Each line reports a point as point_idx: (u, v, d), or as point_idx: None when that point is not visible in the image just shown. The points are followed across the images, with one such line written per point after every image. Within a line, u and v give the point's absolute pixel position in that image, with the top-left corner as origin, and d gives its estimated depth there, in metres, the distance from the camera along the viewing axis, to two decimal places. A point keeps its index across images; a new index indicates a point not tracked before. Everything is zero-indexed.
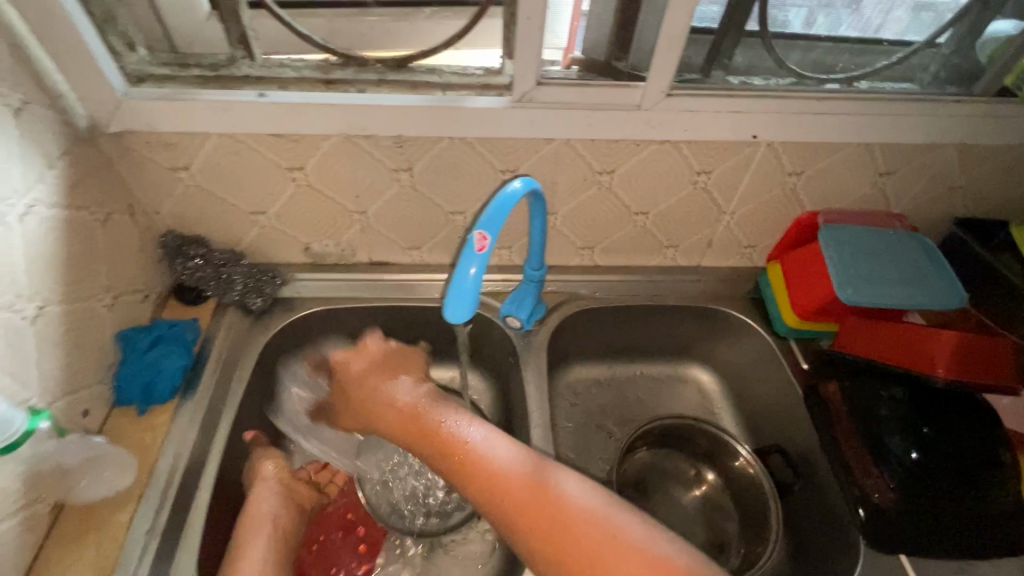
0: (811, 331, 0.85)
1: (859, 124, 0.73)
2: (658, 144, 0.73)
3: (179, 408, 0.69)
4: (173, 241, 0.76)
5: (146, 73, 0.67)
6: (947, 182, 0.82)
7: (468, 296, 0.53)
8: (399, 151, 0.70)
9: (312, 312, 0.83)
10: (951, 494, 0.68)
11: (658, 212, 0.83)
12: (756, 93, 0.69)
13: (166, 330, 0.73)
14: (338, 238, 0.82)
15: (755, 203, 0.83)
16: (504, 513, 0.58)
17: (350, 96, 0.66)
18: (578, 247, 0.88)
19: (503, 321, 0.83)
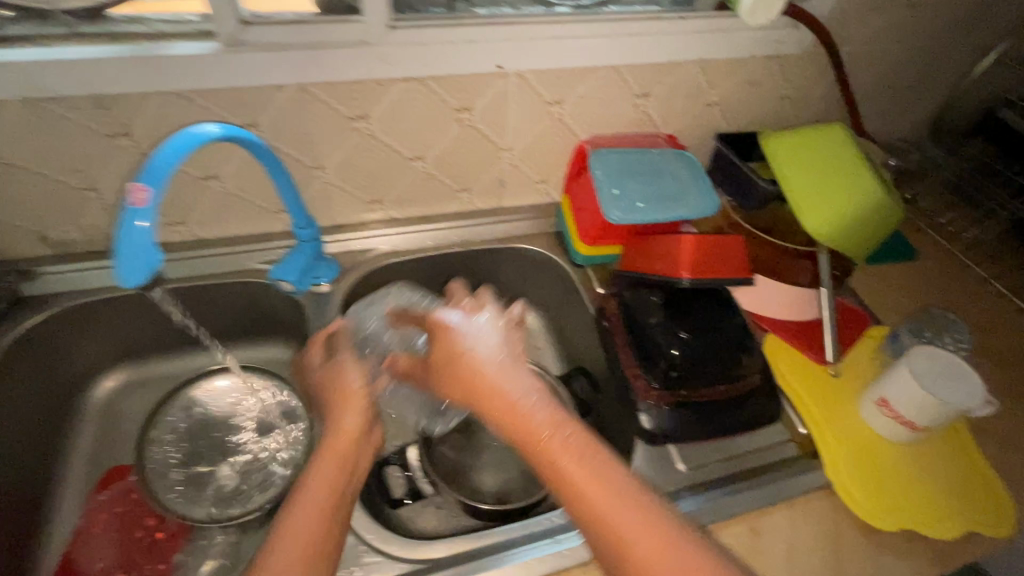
0: (602, 257, 0.89)
1: (599, 48, 0.75)
2: (405, 83, 0.71)
3: None
4: None
5: None
6: (701, 99, 0.87)
7: (145, 252, 0.52)
8: (107, 114, 0.63)
9: (63, 309, 0.74)
10: (709, 379, 0.75)
11: (434, 154, 0.81)
12: (490, 22, 0.70)
13: None
14: (78, 222, 0.73)
15: (529, 136, 0.84)
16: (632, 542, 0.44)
17: (21, 54, 0.58)
18: (366, 201, 0.85)
19: (276, 285, 0.80)
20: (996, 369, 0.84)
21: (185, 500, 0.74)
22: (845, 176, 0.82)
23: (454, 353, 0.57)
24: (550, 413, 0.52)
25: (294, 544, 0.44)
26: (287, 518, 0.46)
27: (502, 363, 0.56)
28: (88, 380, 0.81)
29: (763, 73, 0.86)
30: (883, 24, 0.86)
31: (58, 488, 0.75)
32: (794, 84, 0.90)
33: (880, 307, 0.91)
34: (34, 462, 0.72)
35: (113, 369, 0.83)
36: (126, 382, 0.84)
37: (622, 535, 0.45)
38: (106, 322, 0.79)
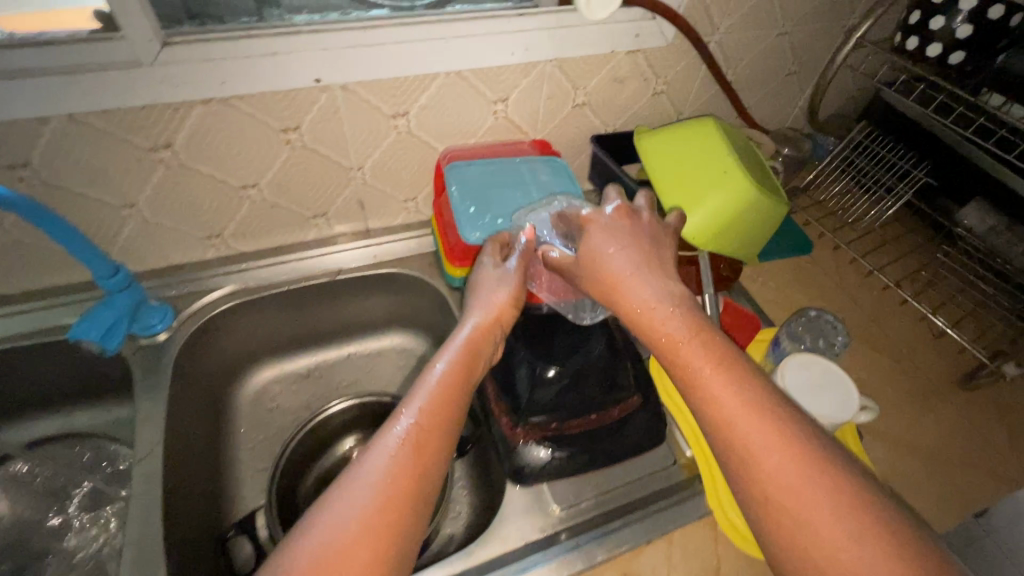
0: None
1: (433, 53, 0.67)
2: (208, 106, 0.62)
3: None
4: None
5: None
6: (567, 101, 0.81)
7: None
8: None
9: None
10: (579, 408, 0.69)
11: (270, 181, 0.73)
12: (299, 31, 0.61)
13: None
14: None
15: (378, 153, 0.76)
16: (776, 473, 0.43)
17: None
18: (203, 237, 0.76)
19: (82, 345, 0.70)
20: (885, 361, 0.82)
21: None
22: (691, 200, 0.76)
23: (597, 252, 0.59)
24: (685, 305, 0.54)
25: (402, 458, 0.48)
26: (385, 441, 0.49)
27: (620, 265, 0.57)
28: None
29: (630, 69, 0.81)
30: (749, 10, 0.81)
31: None
32: (665, 78, 0.85)
33: (770, 306, 0.88)
34: None
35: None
36: None
37: (722, 412, 0.46)
38: None
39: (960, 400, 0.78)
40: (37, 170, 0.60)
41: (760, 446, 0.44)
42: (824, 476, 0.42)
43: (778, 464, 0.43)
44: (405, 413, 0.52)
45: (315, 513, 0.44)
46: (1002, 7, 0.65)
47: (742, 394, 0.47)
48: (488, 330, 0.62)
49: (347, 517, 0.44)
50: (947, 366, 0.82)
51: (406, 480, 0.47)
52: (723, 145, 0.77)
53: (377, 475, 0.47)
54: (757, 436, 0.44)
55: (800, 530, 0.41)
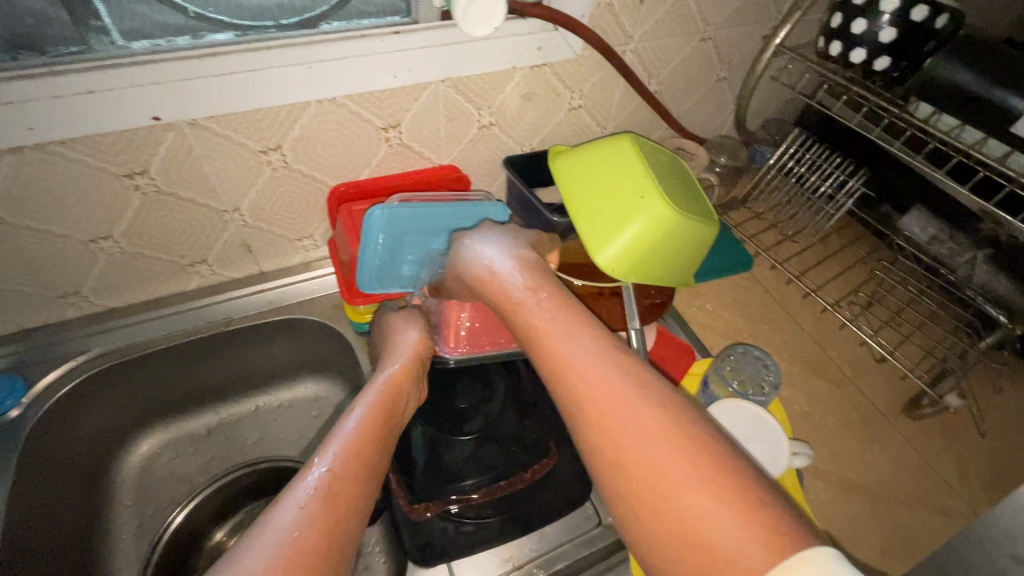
0: None
1: (295, 79, 0.58)
2: (24, 153, 0.53)
3: None
4: None
5: None
6: (470, 123, 0.74)
7: None
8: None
9: None
10: (490, 467, 0.63)
11: (124, 230, 0.64)
12: (120, 63, 0.52)
13: None
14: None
15: (254, 192, 0.67)
16: (660, 456, 0.33)
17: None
18: (55, 295, 0.66)
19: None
20: (825, 389, 0.76)
21: None
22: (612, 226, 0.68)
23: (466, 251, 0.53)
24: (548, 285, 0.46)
25: (314, 510, 0.38)
26: (293, 495, 0.39)
27: (487, 257, 0.51)
28: None
29: (539, 84, 0.73)
30: (665, 13, 0.73)
31: None
32: (580, 92, 0.78)
33: (707, 333, 0.82)
34: None
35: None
36: None
37: (583, 388, 0.37)
38: None
39: (902, 428, 0.73)
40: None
41: (643, 420, 0.35)
42: (711, 449, 0.33)
43: (658, 437, 0.34)
44: (317, 462, 0.43)
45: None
46: (925, 8, 0.60)
47: (610, 357, 0.38)
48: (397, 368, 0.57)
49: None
50: (890, 391, 0.76)
51: (317, 533, 0.37)
52: (640, 167, 0.70)
53: (279, 535, 0.36)
54: (646, 420, 0.35)
55: (694, 525, 0.31)
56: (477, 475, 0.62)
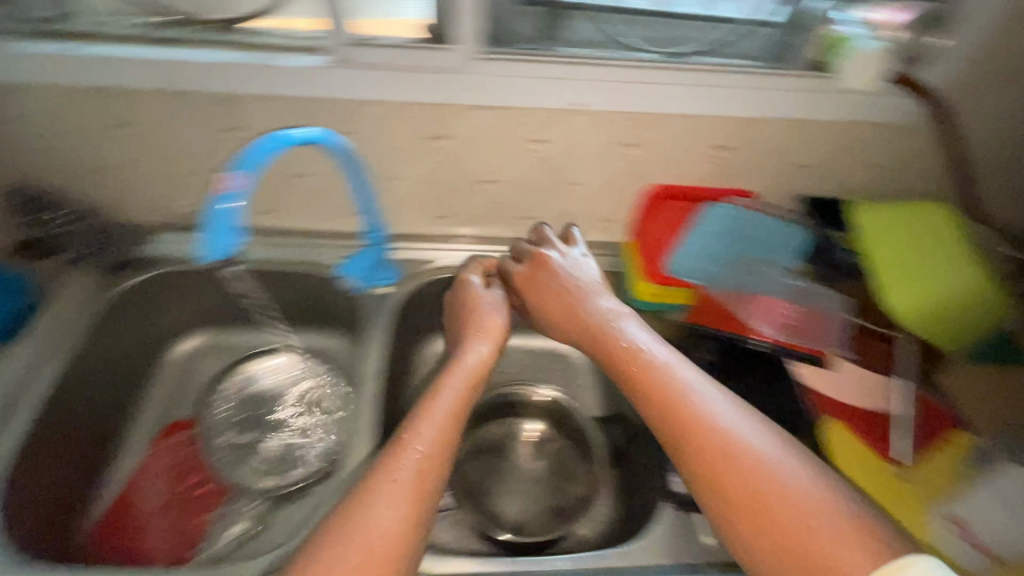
0: (662, 304, 0.82)
1: (689, 96, 0.75)
2: (474, 105, 0.75)
3: (16, 346, 0.74)
4: (33, 204, 0.81)
5: (50, 33, 0.73)
6: (790, 159, 0.84)
7: (223, 225, 0.63)
8: (236, 107, 0.74)
9: (228, 269, 0.85)
10: None
11: (505, 179, 0.84)
12: (578, 61, 0.74)
13: (7, 278, 0.77)
14: (194, 193, 0.84)
15: (602, 175, 0.84)
16: (811, 540, 0.43)
17: (174, 53, 0.72)
18: (432, 216, 0.89)
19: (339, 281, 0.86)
20: None
21: (237, 467, 0.78)
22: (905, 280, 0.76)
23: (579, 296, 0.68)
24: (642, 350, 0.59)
25: (404, 479, 0.52)
26: (393, 464, 0.53)
27: (624, 327, 0.63)
28: (167, 342, 0.89)
29: (867, 140, 0.81)
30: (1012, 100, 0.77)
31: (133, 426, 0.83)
32: (901, 152, 0.83)
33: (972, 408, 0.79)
34: (130, 397, 0.83)
35: (198, 334, 0.91)
36: (203, 343, 0.91)
37: (716, 453, 0.49)
38: (215, 292, 0.88)
39: None
40: (352, 135, 0.78)
41: (817, 503, 0.45)
42: (863, 542, 0.42)
43: (835, 526, 0.44)
44: (410, 432, 0.57)
45: (366, 504, 0.50)
46: None
47: (720, 432, 0.50)
48: (484, 352, 0.68)
49: (378, 516, 0.49)
50: None
51: (411, 493, 0.51)
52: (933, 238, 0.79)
53: (383, 490, 0.51)
54: (781, 497, 0.46)
55: None
56: None
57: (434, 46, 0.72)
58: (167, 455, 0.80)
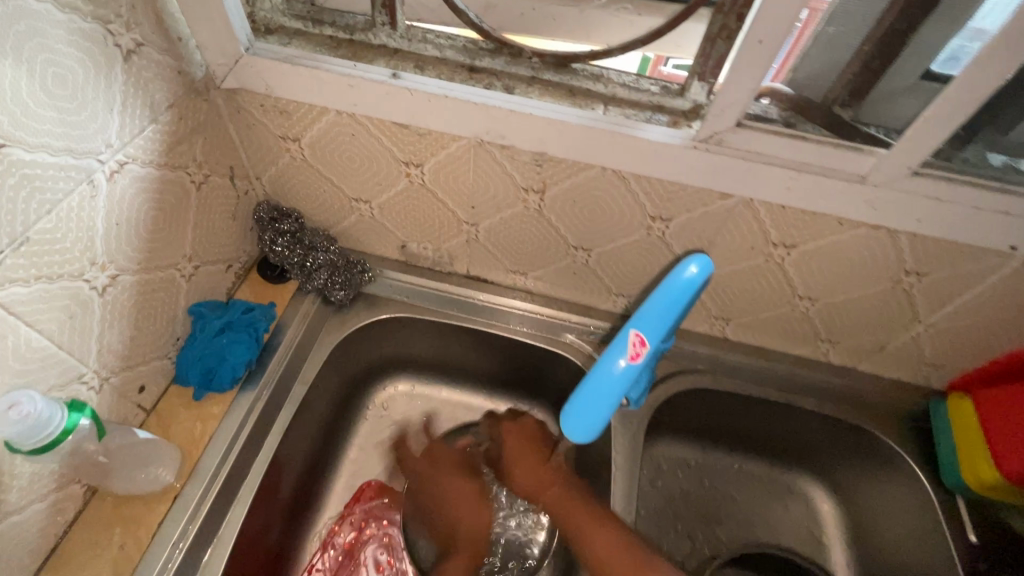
0: (996, 497, 0.66)
1: (951, 221, 0.52)
2: (804, 214, 0.55)
3: (236, 400, 0.63)
4: (267, 212, 0.69)
5: (277, 26, 0.57)
6: (1011, 306, 0.60)
7: (603, 402, 0.42)
8: (536, 170, 0.58)
9: (392, 316, 0.75)
10: None
11: (603, 251, 0.66)
12: (794, 134, 0.50)
13: (240, 313, 0.66)
14: (391, 232, 0.72)
15: (728, 269, 0.65)
16: None
17: (495, 93, 0.53)
18: (508, 268, 0.74)
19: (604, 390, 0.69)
20: None
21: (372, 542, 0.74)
22: None
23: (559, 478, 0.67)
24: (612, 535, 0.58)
25: None
26: None
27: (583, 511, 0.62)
28: (366, 380, 0.82)
29: None
30: None
31: (309, 486, 0.73)
32: None
33: None
34: (313, 454, 0.73)
35: (398, 374, 0.85)
36: (403, 390, 0.85)
37: None
38: (413, 336, 0.79)
39: None
40: (540, 197, 0.61)
41: None
42: None
43: None
44: None
45: None
46: None
47: None
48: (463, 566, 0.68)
49: None
50: None
51: None
52: None
53: None
54: None
55: None
56: None
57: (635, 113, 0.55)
58: (362, 524, 0.74)
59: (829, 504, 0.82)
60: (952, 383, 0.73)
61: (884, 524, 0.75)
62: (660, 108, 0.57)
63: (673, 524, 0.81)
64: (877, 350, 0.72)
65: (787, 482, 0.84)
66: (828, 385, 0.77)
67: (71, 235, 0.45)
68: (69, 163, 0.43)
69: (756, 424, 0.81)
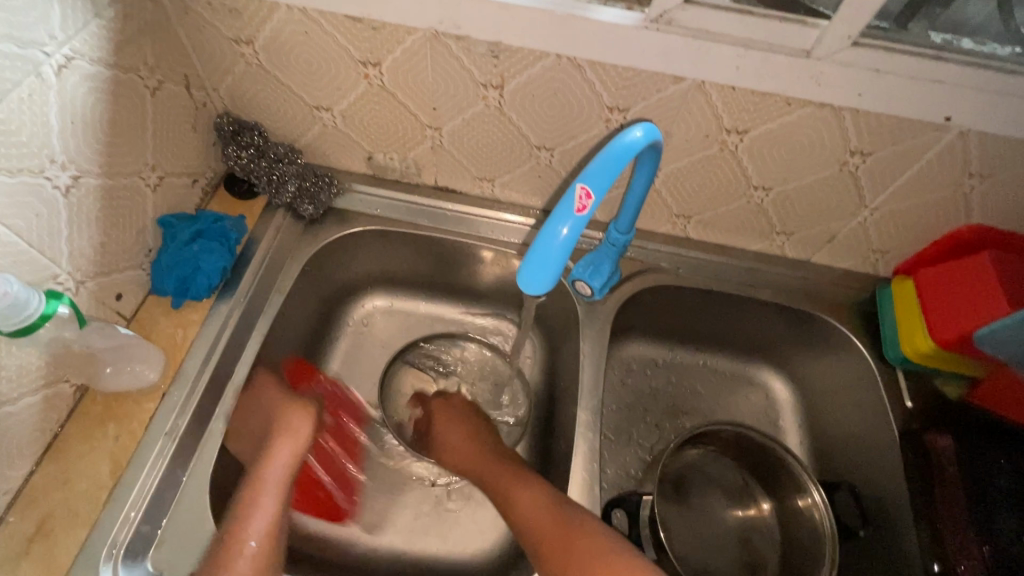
0: (931, 366, 0.72)
1: (889, 91, 0.54)
2: (753, 95, 0.57)
3: (213, 308, 0.65)
4: (228, 124, 0.69)
5: None
6: (948, 182, 0.63)
7: (553, 257, 0.45)
8: (493, 63, 0.58)
9: (364, 230, 0.77)
10: None
11: (565, 150, 0.67)
12: (741, 10, 0.51)
13: (210, 223, 0.67)
14: (356, 143, 0.72)
15: (686, 161, 0.67)
16: None
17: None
18: (475, 176, 0.75)
19: (571, 286, 0.73)
20: None
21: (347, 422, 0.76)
22: None
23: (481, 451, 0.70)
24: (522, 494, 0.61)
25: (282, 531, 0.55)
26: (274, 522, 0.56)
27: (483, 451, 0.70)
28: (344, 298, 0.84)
29: None
30: None
31: None
32: None
33: None
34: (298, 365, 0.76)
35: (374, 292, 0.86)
36: (381, 307, 0.86)
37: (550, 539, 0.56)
38: (386, 250, 0.81)
39: None
40: (500, 93, 0.62)
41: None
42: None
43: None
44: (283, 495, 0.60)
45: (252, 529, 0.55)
46: None
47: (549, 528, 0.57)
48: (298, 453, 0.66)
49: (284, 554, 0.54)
50: None
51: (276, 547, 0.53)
52: None
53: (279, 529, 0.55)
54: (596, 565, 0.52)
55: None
56: None
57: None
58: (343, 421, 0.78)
59: (785, 391, 0.88)
60: (897, 269, 0.77)
61: (834, 402, 0.81)
62: None
63: (642, 417, 0.86)
64: (829, 240, 0.76)
65: (748, 374, 0.90)
66: (785, 278, 0.81)
67: (27, 129, 0.45)
68: (13, 51, 0.43)
69: (718, 320, 0.86)
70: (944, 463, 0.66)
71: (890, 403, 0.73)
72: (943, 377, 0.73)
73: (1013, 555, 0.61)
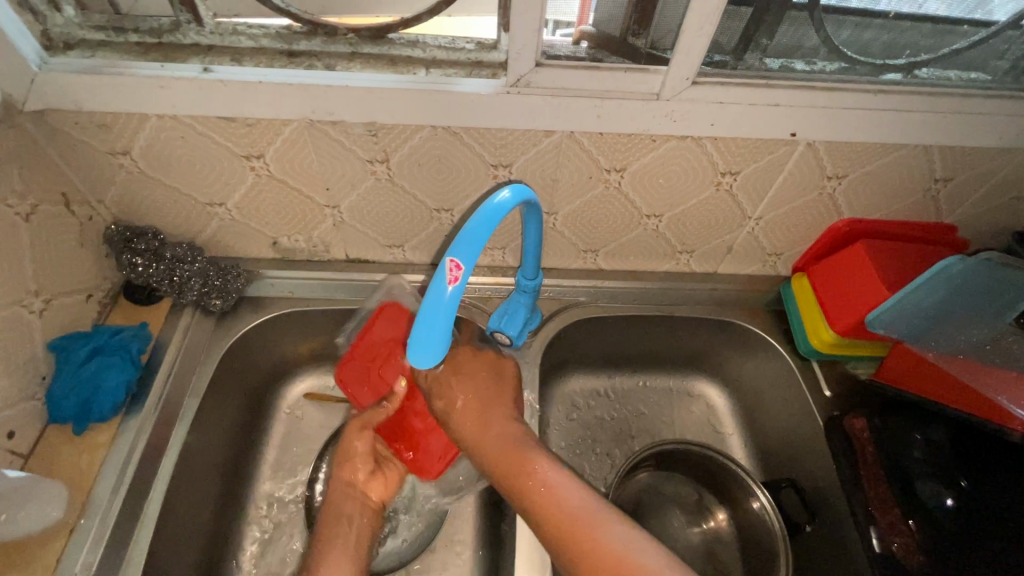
0: (838, 354, 0.76)
1: (736, 117, 0.60)
2: (620, 137, 0.61)
3: (122, 426, 0.62)
4: (119, 233, 0.67)
5: (76, 39, 0.56)
6: (815, 184, 0.69)
7: (438, 327, 0.46)
8: (373, 141, 0.60)
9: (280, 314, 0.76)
10: (970, 558, 0.62)
11: (464, 209, 0.69)
12: (589, 64, 0.55)
13: (109, 338, 0.65)
14: (258, 230, 0.72)
15: (578, 202, 0.70)
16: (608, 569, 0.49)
17: (314, 74, 0.56)
18: (384, 244, 0.76)
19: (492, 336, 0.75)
20: None
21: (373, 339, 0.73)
22: None
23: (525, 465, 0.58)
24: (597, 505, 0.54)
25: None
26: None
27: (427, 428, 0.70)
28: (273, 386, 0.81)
29: (906, 167, 0.67)
30: None
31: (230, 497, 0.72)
32: (950, 179, 0.68)
33: None
34: (230, 465, 0.72)
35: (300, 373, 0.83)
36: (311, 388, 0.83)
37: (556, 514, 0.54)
38: (308, 331, 0.79)
39: None
40: (387, 166, 0.63)
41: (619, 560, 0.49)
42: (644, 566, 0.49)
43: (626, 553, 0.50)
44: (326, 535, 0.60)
45: None
46: None
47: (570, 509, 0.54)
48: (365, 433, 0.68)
49: None
50: None
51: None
52: None
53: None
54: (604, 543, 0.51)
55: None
56: (950, 553, 0.63)
57: (454, 70, 0.58)
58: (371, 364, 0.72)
59: (723, 398, 0.90)
60: (795, 266, 0.82)
61: (767, 400, 0.84)
62: (476, 61, 0.59)
63: (593, 448, 0.86)
64: (727, 252, 0.80)
65: (686, 385, 0.91)
66: (697, 292, 0.84)
67: None
68: None
69: (646, 341, 0.88)
70: (864, 444, 0.70)
71: (811, 394, 0.77)
72: (851, 361, 0.78)
73: (942, 521, 0.65)
